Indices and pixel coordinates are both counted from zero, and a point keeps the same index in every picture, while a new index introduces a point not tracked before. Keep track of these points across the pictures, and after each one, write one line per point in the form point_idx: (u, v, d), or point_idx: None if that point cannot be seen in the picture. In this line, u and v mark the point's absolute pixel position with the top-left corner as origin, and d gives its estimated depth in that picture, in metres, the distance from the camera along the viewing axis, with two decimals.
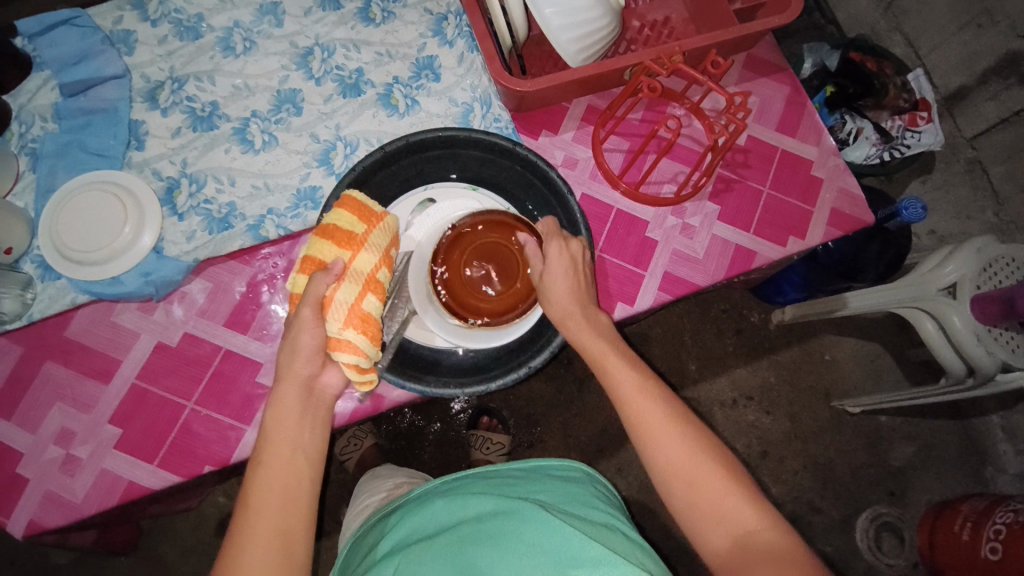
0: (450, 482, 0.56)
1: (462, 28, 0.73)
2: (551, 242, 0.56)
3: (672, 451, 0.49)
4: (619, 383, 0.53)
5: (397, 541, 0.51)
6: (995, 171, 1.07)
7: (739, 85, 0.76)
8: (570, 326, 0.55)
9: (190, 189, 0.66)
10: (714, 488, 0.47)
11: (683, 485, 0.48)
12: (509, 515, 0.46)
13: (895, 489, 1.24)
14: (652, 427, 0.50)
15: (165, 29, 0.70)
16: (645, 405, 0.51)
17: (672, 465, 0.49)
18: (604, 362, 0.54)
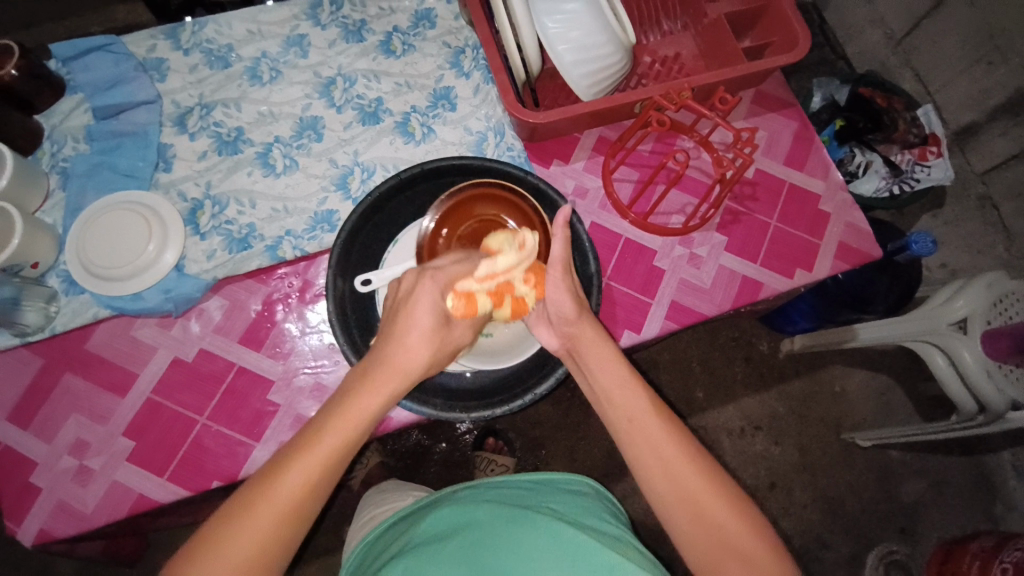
0: (463, 489, 0.56)
1: (479, 61, 0.76)
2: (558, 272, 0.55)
3: (676, 483, 0.46)
4: (623, 405, 0.50)
5: (405, 542, 0.50)
6: (1005, 209, 1.08)
7: (748, 120, 0.78)
8: (588, 351, 0.53)
9: (213, 210, 0.69)
10: (721, 530, 0.44)
11: (687, 516, 0.45)
12: (521, 518, 0.47)
13: (906, 526, 1.21)
14: (659, 455, 0.47)
15: (196, 58, 0.73)
16: (652, 430, 0.48)
17: (677, 494, 0.46)
18: (609, 388, 0.51)
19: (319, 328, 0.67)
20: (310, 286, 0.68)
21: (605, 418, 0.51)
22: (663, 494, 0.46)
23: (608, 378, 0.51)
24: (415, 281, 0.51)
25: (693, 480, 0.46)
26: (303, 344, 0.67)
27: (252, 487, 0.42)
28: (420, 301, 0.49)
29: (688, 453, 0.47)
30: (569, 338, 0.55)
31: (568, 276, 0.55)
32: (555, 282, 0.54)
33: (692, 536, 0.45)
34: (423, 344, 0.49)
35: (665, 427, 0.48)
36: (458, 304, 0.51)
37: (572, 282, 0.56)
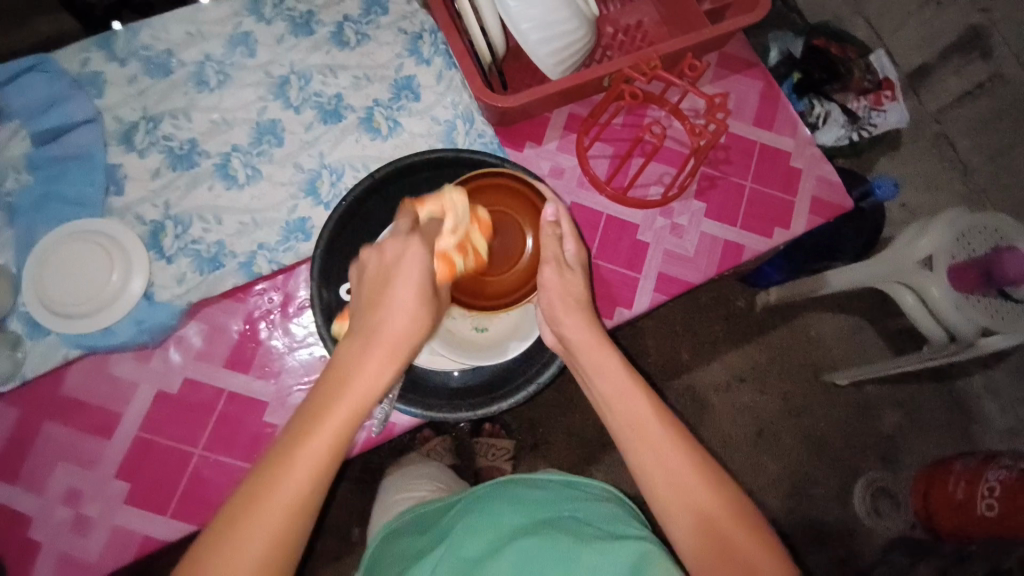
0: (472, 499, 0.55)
1: (438, 46, 0.73)
2: (549, 267, 0.56)
3: (681, 492, 0.46)
4: (626, 413, 0.50)
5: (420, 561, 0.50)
6: (962, 145, 1.12)
7: (715, 83, 0.78)
8: (590, 356, 0.54)
9: (176, 230, 0.65)
10: (723, 533, 0.44)
11: (688, 522, 0.45)
12: (541, 539, 0.45)
13: (886, 454, 1.28)
14: (663, 463, 0.47)
15: (134, 68, 0.68)
16: (658, 438, 0.48)
17: (683, 504, 0.46)
18: (608, 394, 0.52)
19: (306, 342, 0.65)
20: (293, 300, 0.66)
21: (610, 423, 0.51)
22: (664, 498, 0.46)
23: (607, 385, 0.52)
24: (395, 243, 0.49)
25: (701, 490, 0.46)
26: (291, 360, 0.64)
27: (241, 499, 0.39)
28: (407, 264, 0.48)
29: (694, 462, 0.47)
30: (562, 337, 0.56)
31: (564, 275, 0.56)
32: (553, 279, 0.56)
33: (698, 550, 0.44)
34: (409, 311, 0.47)
35: (671, 434, 0.48)
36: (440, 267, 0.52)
37: (568, 282, 0.56)
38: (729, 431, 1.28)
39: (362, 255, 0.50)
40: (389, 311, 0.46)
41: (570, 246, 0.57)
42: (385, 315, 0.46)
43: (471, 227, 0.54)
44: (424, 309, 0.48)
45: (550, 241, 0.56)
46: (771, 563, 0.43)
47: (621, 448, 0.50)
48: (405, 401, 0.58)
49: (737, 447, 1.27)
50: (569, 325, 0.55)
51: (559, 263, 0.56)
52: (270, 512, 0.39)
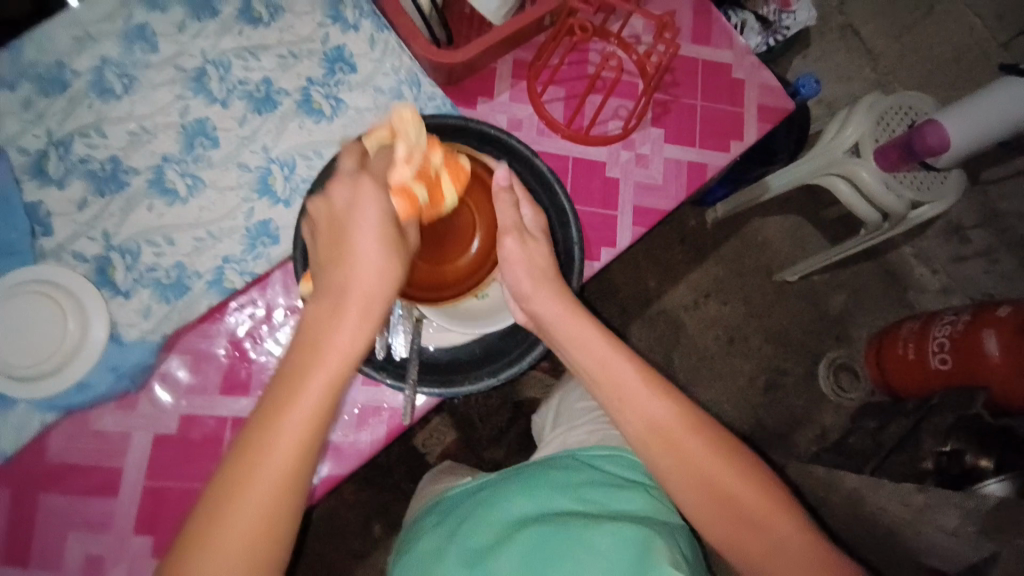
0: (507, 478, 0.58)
1: (362, 7, 0.67)
2: (511, 235, 0.55)
3: (666, 437, 0.49)
4: (602, 372, 0.52)
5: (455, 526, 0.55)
6: (866, 31, 1.21)
7: (651, 6, 0.77)
8: (567, 338, 0.54)
9: (125, 261, 0.59)
10: (725, 491, 0.48)
11: (691, 489, 0.49)
12: (557, 524, 0.50)
13: (840, 332, 1.40)
14: (644, 412, 0.50)
15: (26, 90, 0.60)
16: (636, 390, 0.51)
17: (670, 447, 0.49)
18: (596, 372, 0.52)
19: None
20: (275, 311, 0.62)
21: (588, 380, 0.53)
22: (664, 464, 0.49)
23: (593, 362, 0.53)
24: (342, 187, 0.45)
25: (683, 434, 0.49)
26: None
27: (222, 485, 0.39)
28: (366, 207, 0.44)
29: (675, 409, 0.50)
30: (529, 308, 0.55)
31: (526, 242, 0.55)
32: (512, 248, 0.55)
33: (683, 484, 0.49)
34: (372, 260, 0.43)
35: (646, 384, 0.51)
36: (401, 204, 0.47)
37: (530, 250, 0.55)
38: (704, 344, 1.36)
39: (313, 205, 0.46)
40: (346, 266, 0.43)
41: (529, 213, 0.58)
42: (352, 267, 0.43)
43: (430, 154, 0.50)
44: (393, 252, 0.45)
45: (507, 207, 0.55)
46: (771, 511, 0.47)
47: (604, 402, 0.52)
48: (428, 382, 0.58)
49: (713, 357, 1.36)
50: (539, 305, 0.54)
51: (518, 229, 0.55)
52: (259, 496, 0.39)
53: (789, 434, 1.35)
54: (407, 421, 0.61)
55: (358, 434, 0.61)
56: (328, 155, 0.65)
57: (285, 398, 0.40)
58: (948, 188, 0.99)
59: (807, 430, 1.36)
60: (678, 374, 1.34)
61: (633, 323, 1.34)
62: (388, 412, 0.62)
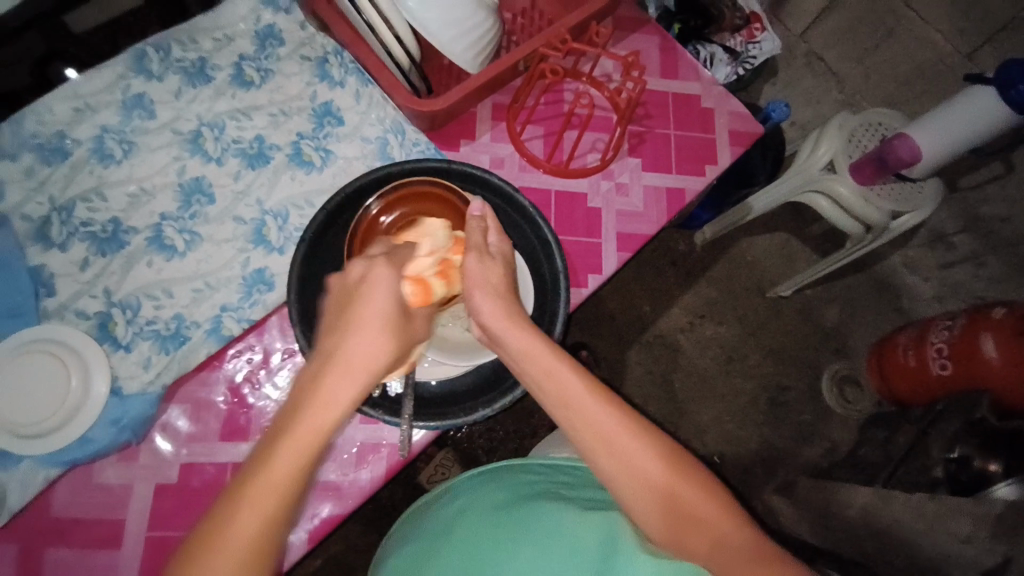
0: (482, 476, 0.64)
1: (347, 65, 0.72)
2: (471, 255, 0.53)
3: (631, 466, 0.47)
4: (563, 395, 0.49)
5: (437, 528, 0.59)
6: (829, 57, 1.28)
7: (618, 47, 0.82)
8: (510, 342, 0.51)
9: (126, 316, 0.61)
10: (679, 500, 0.46)
11: (643, 496, 0.46)
12: (529, 509, 0.56)
13: (838, 346, 1.40)
14: (608, 439, 0.47)
15: (27, 159, 0.64)
16: (600, 415, 0.48)
17: (635, 477, 0.47)
18: (539, 378, 0.50)
19: None
20: (273, 356, 0.63)
21: (547, 404, 0.50)
22: (616, 475, 0.47)
23: (536, 368, 0.50)
24: (359, 264, 0.48)
25: (648, 462, 0.47)
26: None
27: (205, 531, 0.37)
28: (378, 292, 0.46)
29: (639, 435, 0.47)
30: (485, 327, 0.52)
31: (486, 263, 0.54)
32: (474, 268, 0.53)
33: (648, 513, 0.46)
34: (376, 342, 0.45)
35: (609, 409, 0.48)
36: (414, 291, 0.50)
37: (490, 271, 0.54)
38: (704, 366, 1.36)
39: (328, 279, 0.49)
40: (357, 337, 0.44)
41: (494, 236, 0.56)
42: (347, 342, 0.44)
43: (449, 253, 0.55)
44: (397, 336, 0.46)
45: (475, 233, 0.55)
46: (729, 521, 0.45)
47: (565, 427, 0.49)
48: (422, 417, 0.59)
49: (713, 378, 1.35)
50: (488, 317, 0.51)
51: (482, 252, 0.54)
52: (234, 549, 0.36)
53: (797, 451, 1.33)
54: (405, 456, 0.61)
55: (358, 473, 0.62)
56: (319, 203, 0.68)
57: (272, 447, 0.39)
58: (926, 197, 1.00)
59: (816, 446, 1.34)
60: (679, 397, 1.34)
61: (630, 349, 1.35)
62: (386, 449, 0.63)
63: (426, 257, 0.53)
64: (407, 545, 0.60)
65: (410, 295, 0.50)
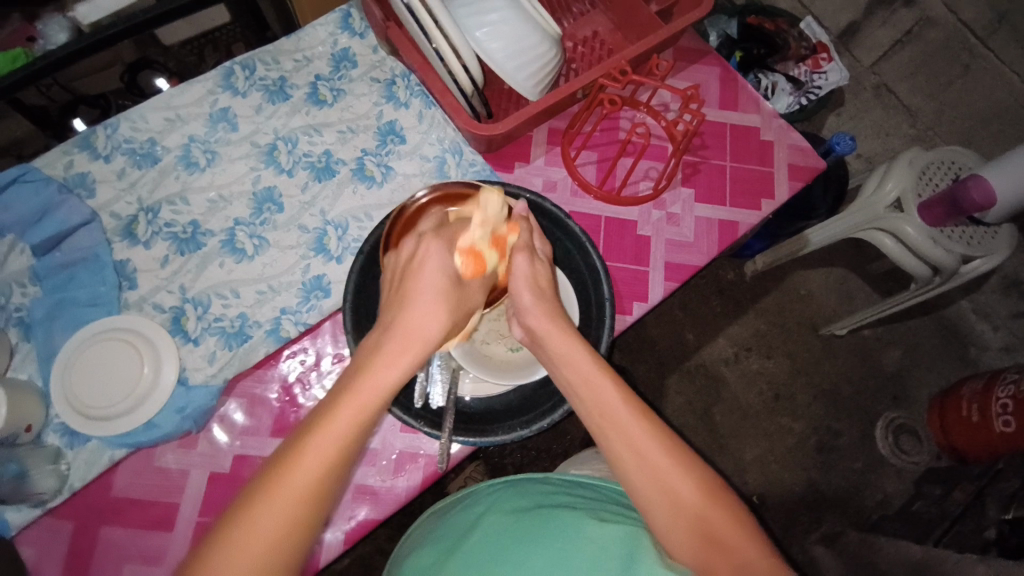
0: (498, 486, 0.62)
1: (413, 88, 0.76)
2: (520, 255, 0.57)
3: (656, 475, 0.46)
4: (594, 399, 0.50)
5: (451, 535, 0.58)
6: (900, 90, 1.24)
7: (677, 77, 0.83)
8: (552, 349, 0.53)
9: (197, 312, 0.66)
10: (707, 521, 0.45)
11: (669, 511, 0.46)
12: (547, 519, 0.54)
13: (898, 392, 1.32)
14: (633, 444, 0.47)
15: (120, 162, 0.70)
16: (627, 420, 0.48)
17: (659, 486, 0.46)
18: (577, 384, 0.51)
19: None
20: (324, 359, 0.67)
21: (580, 408, 0.51)
22: (645, 487, 0.46)
23: (575, 373, 0.51)
24: (412, 245, 0.54)
25: (673, 472, 0.46)
26: None
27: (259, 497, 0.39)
28: (431, 270, 0.51)
29: (664, 443, 0.47)
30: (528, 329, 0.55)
31: (534, 263, 0.57)
32: (519, 269, 0.56)
33: (669, 522, 0.45)
34: (433, 302, 0.50)
35: (637, 415, 0.48)
36: (466, 263, 0.54)
37: (536, 272, 0.57)
38: (747, 402, 1.31)
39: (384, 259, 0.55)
40: (415, 305, 0.49)
41: (541, 244, 0.60)
42: (411, 308, 0.49)
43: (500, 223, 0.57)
44: (449, 303, 0.51)
45: (517, 231, 0.58)
46: (755, 552, 0.44)
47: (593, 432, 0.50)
48: (461, 431, 0.59)
49: (757, 415, 1.31)
50: (533, 319, 0.54)
51: (528, 252, 0.58)
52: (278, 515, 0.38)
53: (844, 501, 1.26)
54: (443, 468, 0.62)
55: (395, 480, 0.63)
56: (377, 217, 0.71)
57: (321, 418, 0.41)
58: (999, 242, 0.95)
59: (865, 498, 1.26)
60: (720, 431, 1.29)
61: (670, 378, 1.32)
62: (424, 459, 0.64)
63: (478, 230, 0.55)
64: (422, 551, 0.59)
65: (461, 266, 0.54)
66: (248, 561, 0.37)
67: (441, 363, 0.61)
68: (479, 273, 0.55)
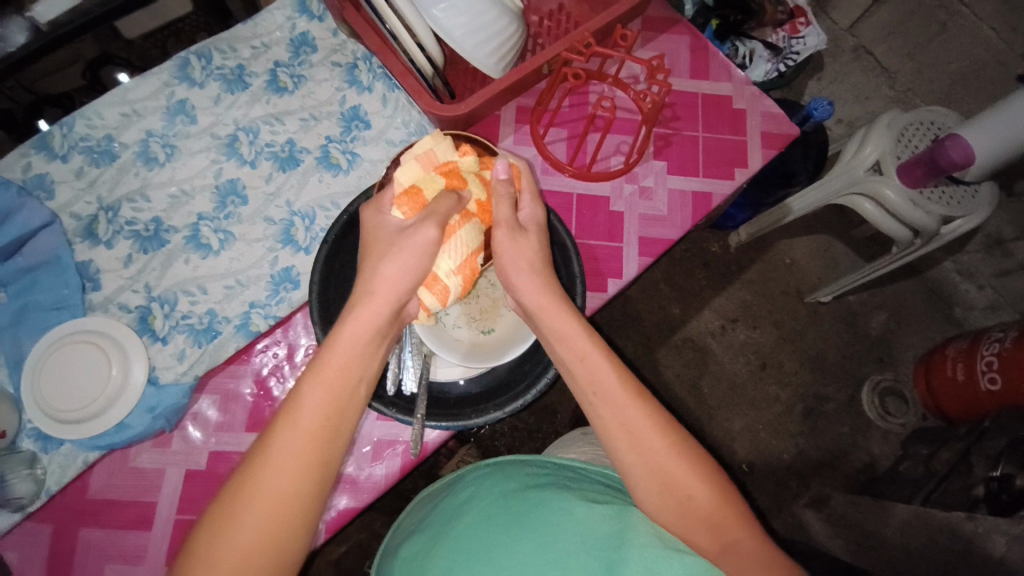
0: (483, 470, 0.62)
1: (375, 71, 0.74)
2: (504, 234, 0.55)
3: (644, 451, 0.49)
4: (588, 376, 0.51)
5: (436, 520, 0.57)
6: (879, 50, 1.23)
7: (646, 47, 0.81)
8: (547, 326, 0.53)
9: (164, 310, 0.65)
10: (692, 494, 0.49)
11: (657, 486, 0.49)
12: (535, 502, 0.53)
13: (883, 355, 1.33)
14: (624, 424, 0.50)
15: (78, 161, 0.68)
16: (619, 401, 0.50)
17: (649, 463, 0.49)
18: (571, 360, 0.52)
19: None
20: (296, 350, 0.66)
21: (573, 383, 0.53)
22: (633, 462, 0.49)
23: (569, 351, 0.52)
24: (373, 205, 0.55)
25: (661, 450, 0.49)
26: None
27: (209, 526, 0.43)
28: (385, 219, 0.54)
29: (657, 427, 0.50)
30: (522, 303, 0.55)
31: (517, 236, 0.55)
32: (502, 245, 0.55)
33: (659, 502, 0.49)
34: (389, 262, 0.52)
35: (630, 396, 0.50)
36: (405, 206, 0.54)
37: (520, 247, 0.55)
38: (735, 372, 1.32)
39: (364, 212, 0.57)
40: (386, 263, 0.52)
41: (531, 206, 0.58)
42: (374, 264, 0.52)
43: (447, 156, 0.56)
44: (407, 256, 0.52)
45: (502, 202, 0.55)
46: (735, 522, 0.48)
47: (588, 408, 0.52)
48: (435, 416, 0.59)
49: (744, 385, 1.31)
50: (520, 287, 0.54)
51: (512, 226, 0.55)
52: (269, 496, 0.43)
53: (832, 465, 1.27)
54: (417, 454, 0.62)
55: (373, 468, 0.64)
56: (344, 205, 0.70)
57: (297, 408, 0.46)
58: (980, 202, 0.94)
59: (853, 461, 1.28)
60: (709, 403, 1.30)
61: (658, 354, 1.32)
62: (402, 447, 0.64)
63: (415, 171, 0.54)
64: (407, 538, 0.58)
65: (403, 213, 0.54)
66: (250, 537, 0.42)
67: (413, 351, 0.61)
68: (420, 209, 0.54)
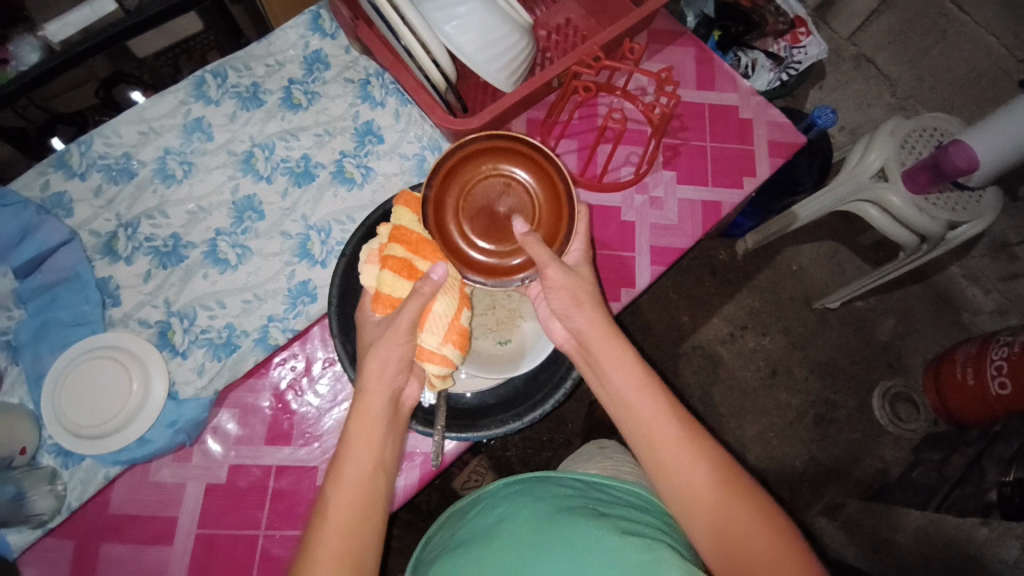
0: (514, 485, 0.63)
1: (387, 86, 0.75)
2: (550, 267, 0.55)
3: (687, 478, 0.51)
4: (635, 404, 0.54)
5: (472, 535, 0.58)
6: (880, 59, 1.25)
7: (652, 59, 0.82)
8: (602, 366, 0.56)
9: (183, 325, 0.65)
10: (740, 528, 0.48)
11: (703, 514, 0.50)
12: (566, 522, 0.53)
13: (892, 360, 1.33)
14: (666, 450, 0.52)
15: (96, 179, 0.69)
16: (662, 435, 0.52)
17: (687, 496, 0.51)
18: (624, 389, 0.55)
19: (336, 403, 0.66)
20: (314, 363, 0.67)
21: (621, 411, 0.55)
22: (676, 488, 0.51)
23: (623, 380, 0.55)
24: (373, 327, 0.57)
25: (705, 478, 0.51)
26: (328, 418, 0.65)
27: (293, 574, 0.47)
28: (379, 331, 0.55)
29: (702, 454, 0.52)
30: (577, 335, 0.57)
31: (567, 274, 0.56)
32: (559, 279, 0.56)
33: (707, 531, 0.49)
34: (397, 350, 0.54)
35: (675, 425, 0.53)
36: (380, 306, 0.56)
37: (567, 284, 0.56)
38: (745, 379, 1.32)
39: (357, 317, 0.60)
40: (375, 351, 0.54)
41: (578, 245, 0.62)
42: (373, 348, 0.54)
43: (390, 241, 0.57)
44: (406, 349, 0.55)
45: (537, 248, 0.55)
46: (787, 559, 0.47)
47: (630, 433, 0.55)
48: (454, 428, 0.60)
49: (754, 391, 1.31)
50: (579, 322, 0.56)
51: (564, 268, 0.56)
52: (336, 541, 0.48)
53: (844, 471, 1.27)
54: (436, 466, 0.62)
55: None
56: (359, 219, 0.71)
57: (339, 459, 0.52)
58: (985, 206, 0.95)
59: (865, 468, 1.27)
60: (719, 411, 1.30)
61: (668, 360, 1.33)
62: (419, 459, 0.65)
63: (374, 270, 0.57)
64: (441, 556, 0.59)
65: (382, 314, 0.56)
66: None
67: None
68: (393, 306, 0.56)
